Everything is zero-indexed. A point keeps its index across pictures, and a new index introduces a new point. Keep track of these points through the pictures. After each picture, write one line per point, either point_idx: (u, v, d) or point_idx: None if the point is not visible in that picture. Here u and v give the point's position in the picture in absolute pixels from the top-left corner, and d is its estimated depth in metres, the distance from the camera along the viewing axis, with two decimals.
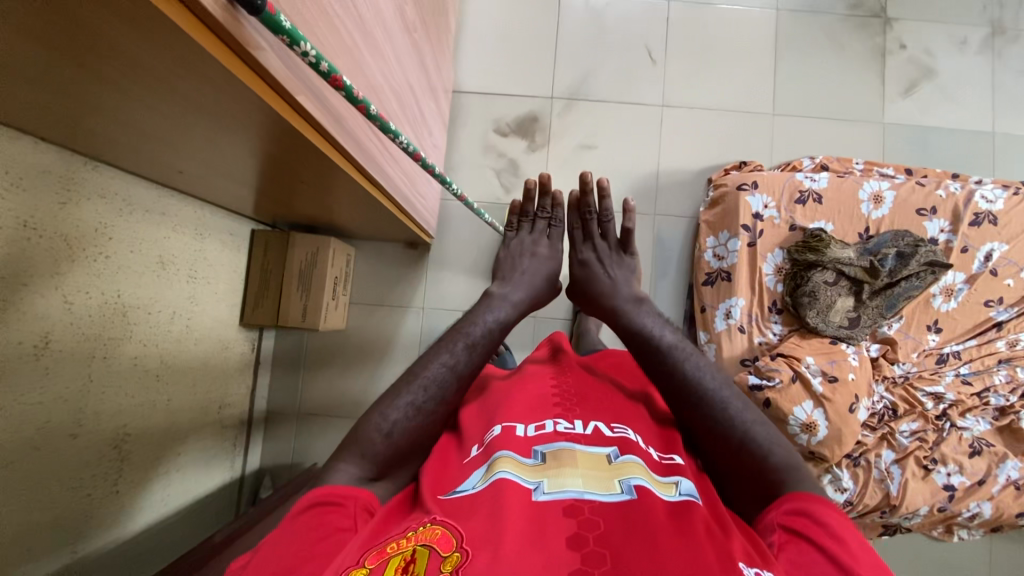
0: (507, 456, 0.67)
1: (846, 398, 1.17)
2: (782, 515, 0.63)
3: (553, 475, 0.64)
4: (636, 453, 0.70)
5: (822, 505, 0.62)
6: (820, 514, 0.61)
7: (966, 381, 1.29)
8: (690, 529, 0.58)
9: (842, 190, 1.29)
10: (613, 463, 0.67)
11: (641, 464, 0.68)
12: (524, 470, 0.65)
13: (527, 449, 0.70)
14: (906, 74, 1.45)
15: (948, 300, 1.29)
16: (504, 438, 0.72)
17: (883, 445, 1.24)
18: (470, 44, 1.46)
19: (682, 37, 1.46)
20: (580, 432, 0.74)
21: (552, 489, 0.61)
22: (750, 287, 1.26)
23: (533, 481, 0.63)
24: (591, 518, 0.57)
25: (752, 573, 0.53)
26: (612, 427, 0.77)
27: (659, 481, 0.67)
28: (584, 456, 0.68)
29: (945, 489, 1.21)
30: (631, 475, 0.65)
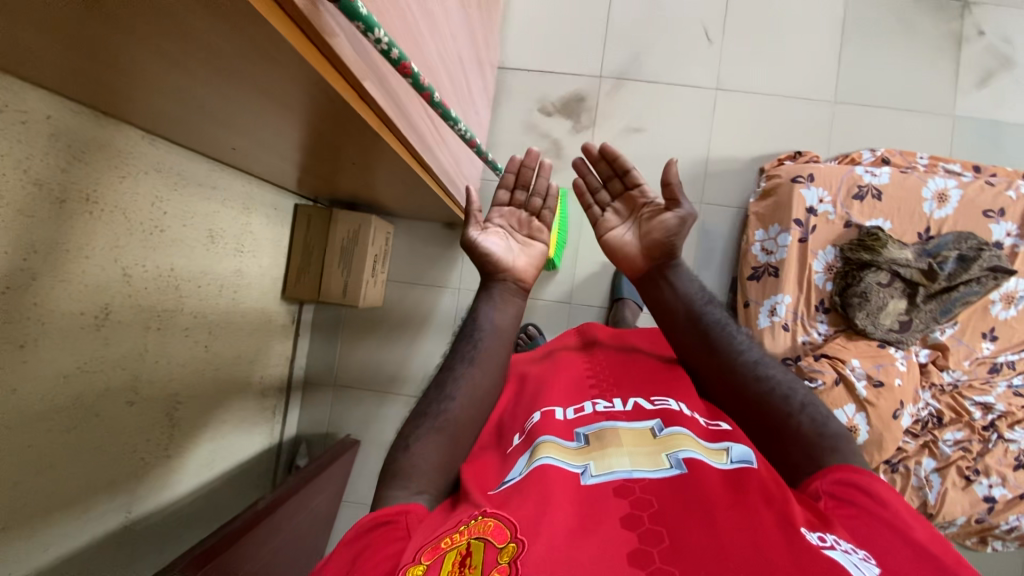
0: (548, 439, 0.68)
1: (890, 404, 1.14)
2: (825, 482, 0.63)
3: (599, 458, 0.64)
4: (683, 424, 0.70)
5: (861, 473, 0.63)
6: (862, 481, 0.62)
7: (1017, 392, 1.24)
8: (750, 495, 0.56)
9: (904, 187, 1.23)
10: (657, 438, 0.67)
11: (688, 434, 0.67)
12: (568, 453, 0.65)
13: (569, 432, 0.70)
14: (982, 63, 1.35)
15: (1008, 308, 1.23)
16: (545, 421, 0.72)
17: (924, 453, 1.21)
18: (517, 17, 1.41)
19: (740, 17, 1.38)
20: (623, 413, 0.74)
21: (601, 472, 0.62)
22: (798, 284, 1.22)
23: (580, 466, 0.63)
24: (644, 496, 0.56)
25: (818, 539, 0.51)
26: (652, 401, 0.76)
27: (707, 449, 0.66)
28: (628, 434, 0.68)
29: (985, 501, 1.19)
30: (677, 446, 0.65)
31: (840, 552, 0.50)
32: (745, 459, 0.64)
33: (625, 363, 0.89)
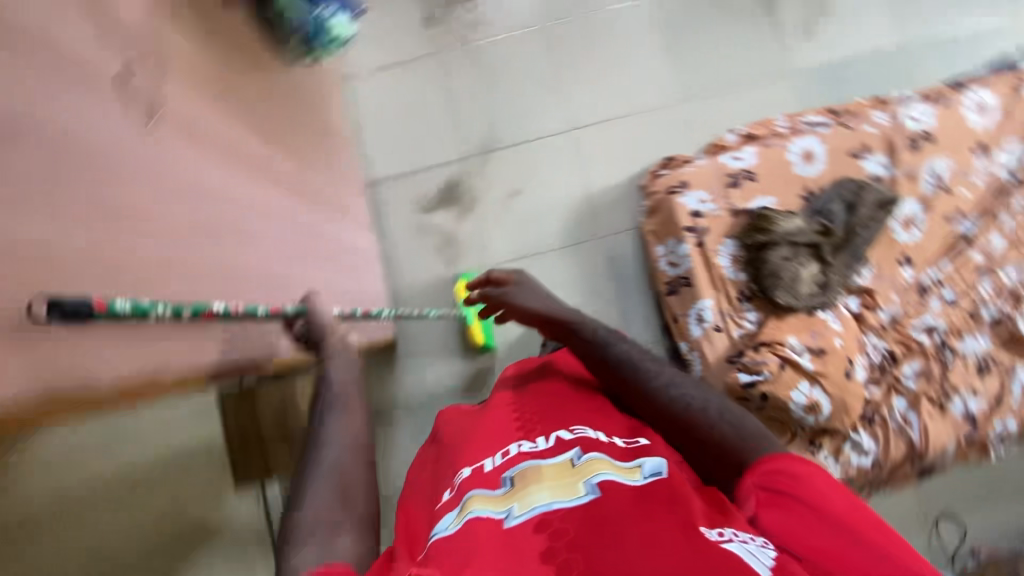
0: (476, 493, 0.67)
1: (839, 367, 1.17)
2: (761, 481, 0.69)
3: (521, 497, 0.64)
4: (602, 452, 0.72)
5: (788, 458, 0.69)
6: (791, 471, 0.67)
7: (953, 304, 1.26)
8: (652, 507, 0.61)
9: (772, 160, 1.26)
10: (576, 466, 0.68)
11: (603, 458, 0.70)
12: (493, 501, 0.65)
13: (495, 479, 0.69)
14: (799, 17, 1.42)
15: (910, 230, 1.27)
16: (473, 477, 0.71)
17: (892, 395, 1.22)
18: (369, 129, 1.42)
19: (571, 57, 1.43)
20: (549, 447, 0.74)
21: (528, 507, 0.62)
22: (713, 284, 1.24)
23: (504, 509, 0.63)
24: (563, 527, 0.58)
25: (717, 535, 0.58)
26: (573, 431, 0.77)
27: (620, 468, 0.68)
28: (550, 468, 0.68)
29: (965, 419, 1.22)
30: (592, 471, 0.66)
31: (738, 545, 0.58)
32: (657, 470, 0.68)
33: (551, 397, 0.88)
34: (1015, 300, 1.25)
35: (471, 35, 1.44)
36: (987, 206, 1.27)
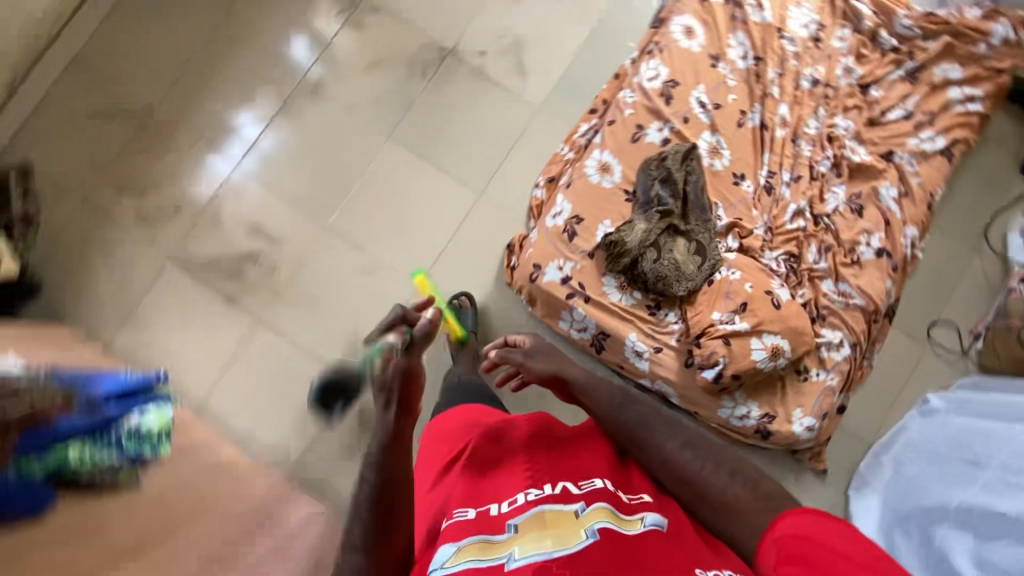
0: (473, 539, 0.60)
1: (766, 304, 1.20)
2: (777, 536, 0.56)
3: (523, 542, 0.58)
4: (610, 501, 0.63)
5: (811, 514, 0.56)
6: (808, 528, 0.54)
7: (797, 180, 1.34)
8: (644, 548, 0.56)
9: (583, 192, 1.31)
10: (579, 517, 0.61)
11: (608, 508, 0.62)
12: (490, 551, 0.58)
13: (500, 523, 0.62)
14: (509, 62, 1.48)
15: (721, 155, 1.34)
16: (476, 520, 0.63)
17: (818, 284, 1.28)
18: (253, 428, 1.34)
19: (367, 232, 1.43)
20: (556, 494, 0.65)
21: (525, 554, 0.56)
22: (624, 320, 1.26)
23: (501, 555, 0.57)
24: (560, 573, 0.53)
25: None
26: (579, 482, 0.67)
27: (621, 518, 0.61)
28: (548, 516, 0.61)
29: (881, 255, 1.28)
30: (592, 519, 0.60)
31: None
32: (658, 523, 0.61)
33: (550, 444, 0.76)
34: (833, 140, 1.35)
35: (274, 281, 1.41)
36: (755, 92, 1.36)
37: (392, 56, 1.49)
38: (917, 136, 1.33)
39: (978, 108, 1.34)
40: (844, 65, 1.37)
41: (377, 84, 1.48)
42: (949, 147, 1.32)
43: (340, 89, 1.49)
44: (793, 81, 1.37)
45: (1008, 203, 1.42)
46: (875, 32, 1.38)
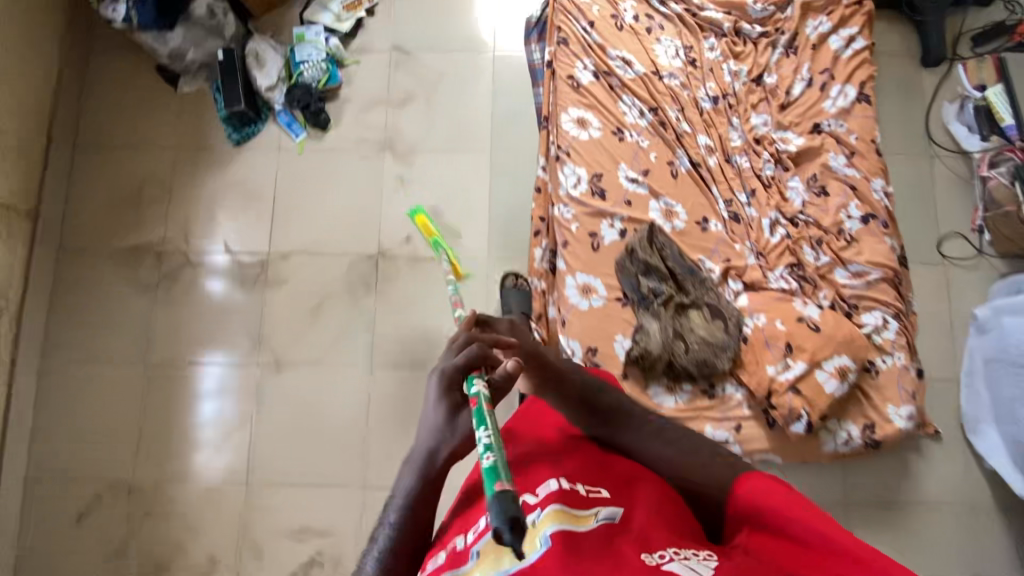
0: None
1: (807, 332, 1.18)
2: (738, 500, 0.61)
3: (483, 569, 0.57)
4: (565, 500, 0.62)
5: (766, 478, 0.61)
6: (768, 499, 0.59)
7: (754, 194, 1.33)
8: (591, 548, 0.57)
9: (581, 321, 1.25)
10: (536, 525, 0.60)
11: (564, 508, 0.61)
12: None
13: (465, 553, 0.61)
14: (436, 234, 1.44)
15: (677, 213, 1.32)
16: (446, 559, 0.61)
17: (832, 278, 1.26)
18: None
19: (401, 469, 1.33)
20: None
21: (486, 574, 0.57)
22: (692, 416, 1.20)
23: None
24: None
25: (658, 559, 0.57)
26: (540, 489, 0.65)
27: (575, 515, 0.61)
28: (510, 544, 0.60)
29: (867, 220, 1.27)
30: (550, 523, 0.60)
31: (677, 564, 0.56)
32: (610, 515, 0.62)
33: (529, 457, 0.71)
34: (760, 142, 1.35)
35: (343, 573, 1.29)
36: (669, 139, 1.35)
37: (327, 290, 1.43)
38: (830, 96, 1.34)
39: (864, 44, 1.35)
40: (729, 71, 1.37)
41: (329, 324, 1.41)
42: (861, 91, 1.33)
43: (298, 351, 1.40)
44: (696, 110, 1.37)
45: (931, 99, 1.45)
46: (739, 24, 1.38)
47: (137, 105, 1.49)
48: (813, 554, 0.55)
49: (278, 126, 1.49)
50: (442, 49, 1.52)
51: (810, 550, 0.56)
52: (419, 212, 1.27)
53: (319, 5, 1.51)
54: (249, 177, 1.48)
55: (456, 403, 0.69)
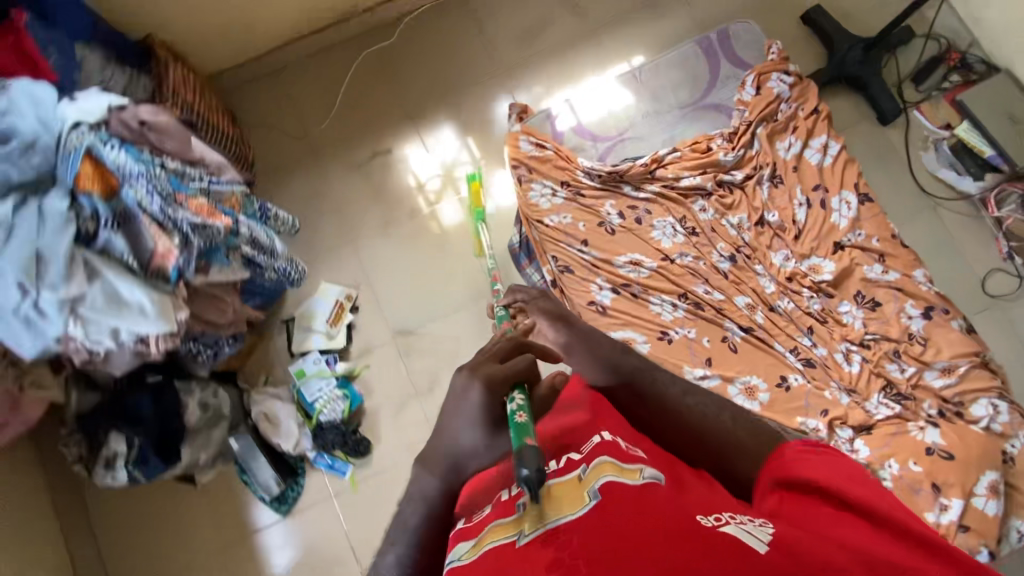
0: (487, 527, 0.56)
1: (944, 462, 1.17)
2: (797, 461, 0.58)
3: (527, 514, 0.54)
4: (609, 454, 0.58)
5: (813, 449, 0.59)
6: (825, 468, 0.57)
7: (815, 331, 1.30)
8: (647, 498, 0.52)
9: None
10: (584, 480, 0.56)
11: (609, 459, 0.57)
12: (500, 530, 0.54)
13: (510, 504, 0.57)
14: None
15: (757, 386, 1.28)
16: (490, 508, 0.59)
17: (927, 384, 1.25)
18: None
19: None
20: (560, 468, 0.59)
21: (534, 528, 0.52)
22: None
23: (511, 536, 0.53)
24: (570, 543, 0.49)
25: (713, 521, 0.50)
26: (581, 449, 0.62)
27: (623, 467, 0.56)
28: (554, 486, 0.56)
29: (928, 315, 1.28)
30: (597, 476, 0.55)
31: (740, 528, 0.49)
32: (655, 474, 0.56)
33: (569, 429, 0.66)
34: (793, 279, 1.33)
35: None
36: (713, 316, 1.31)
37: None
38: (834, 209, 1.33)
39: (838, 145, 1.36)
40: (731, 224, 1.35)
41: None
42: (860, 193, 1.33)
43: None
44: (720, 275, 1.33)
45: (906, 152, 1.47)
46: (718, 176, 1.35)
47: (168, 525, 1.34)
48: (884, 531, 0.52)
49: (319, 470, 1.36)
50: (441, 312, 1.43)
51: (871, 524, 0.53)
52: (475, 177, 1.41)
53: (303, 325, 1.39)
54: (312, 538, 1.33)
55: (495, 419, 0.68)
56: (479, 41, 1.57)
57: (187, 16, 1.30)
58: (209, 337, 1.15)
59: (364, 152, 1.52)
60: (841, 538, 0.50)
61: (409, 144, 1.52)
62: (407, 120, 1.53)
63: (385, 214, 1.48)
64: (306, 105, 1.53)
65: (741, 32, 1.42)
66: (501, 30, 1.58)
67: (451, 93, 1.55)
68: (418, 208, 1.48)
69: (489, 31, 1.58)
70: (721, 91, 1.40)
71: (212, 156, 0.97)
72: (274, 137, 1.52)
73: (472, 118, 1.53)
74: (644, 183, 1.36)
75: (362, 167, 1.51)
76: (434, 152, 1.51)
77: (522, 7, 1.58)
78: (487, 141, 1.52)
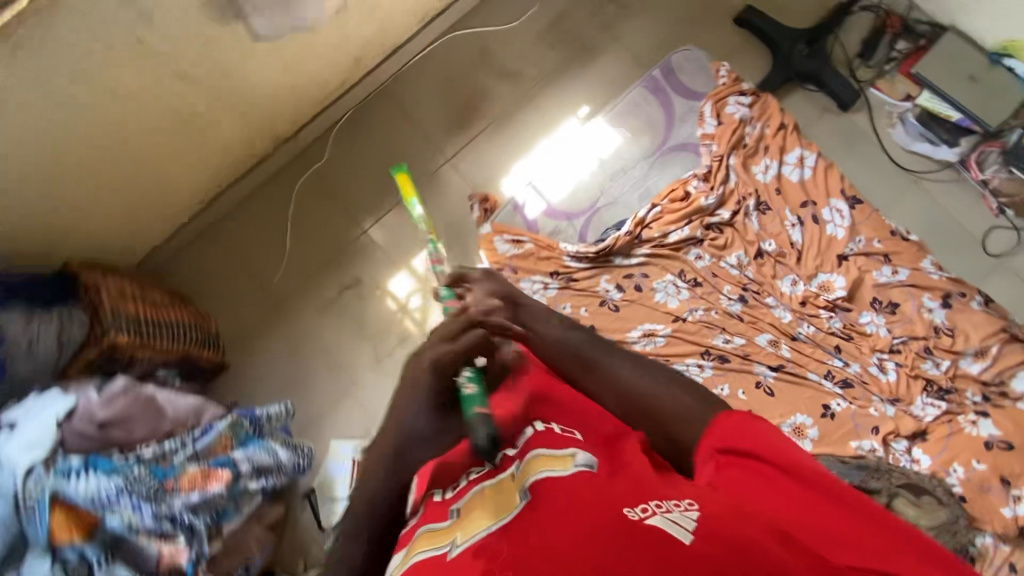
0: (422, 532, 0.59)
1: (1006, 453, 1.17)
2: (728, 427, 0.62)
3: (465, 526, 0.57)
4: (542, 450, 0.64)
5: (742, 416, 0.63)
6: (749, 429, 0.61)
7: (842, 350, 1.27)
8: (571, 493, 0.56)
9: None
10: (518, 480, 0.61)
11: (543, 453, 0.63)
12: (436, 538, 0.57)
13: (444, 511, 0.61)
14: None
15: (804, 423, 1.24)
16: (429, 509, 0.62)
17: (966, 373, 1.24)
18: None
19: None
20: (497, 467, 0.65)
21: (468, 536, 0.55)
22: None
23: (448, 545, 0.56)
24: (501, 547, 0.52)
25: (640, 513, 0.52)
26: (518, 441, 0.67)
27: (558, 460, 0.61)
28: (490, 495, 0.60)
29: (946, 303, 1.25)
30: (531, 474, 0.60)
31: (663, 516, 0.52)
32: (587, 459, 0.61)
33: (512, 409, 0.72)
34: (807, 302, 1.28)
35: None
36: (741, 365, 1.26)
37: None
38: (828, 221, 1.29)
39: (814, 154, 1.30)
40: (731, 264, 1.29)
41: None
42: (848, 197, 1.29)
43: None
44: (734, 319, 1.28)
45: (876, 133, 1.43)
46: (704, 218, 1.29)
47: None
48: (801, 487, 0.58)
49: None
50: None
51: (794, 481, 0.58)
52: (402, 170, 1.07)
53: (325, 495, 1.27)
54: None
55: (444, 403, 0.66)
56: (416, 137, 1.47)
57: (103, 221, 1.17)
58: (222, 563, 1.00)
59: (332, 287, 1.40)
60: (767, 515, 0.55)
61: (377, 268, 1.41)
62: (367, 243, 1.42)
63: (375, 349, 1.37)
64: (257, 257, 1.41)
65: (683, 61, 1.35)
66: (435, 119, 1.48)
67: (403, 200, 1.44)
68: (408, 333, 1.37)
69: (422, 123, 1.48)
70: (681, 129, 1.33)
71: (177, 407, 1.01)
72: (233, 300, 1.40)
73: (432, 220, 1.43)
74: (633, 249, 1.29)
75: (333, 306, 1.39)
76: (406, 267, 1.41)
77: (449, 88, 1.48)
78: (455, 242, 1.40)
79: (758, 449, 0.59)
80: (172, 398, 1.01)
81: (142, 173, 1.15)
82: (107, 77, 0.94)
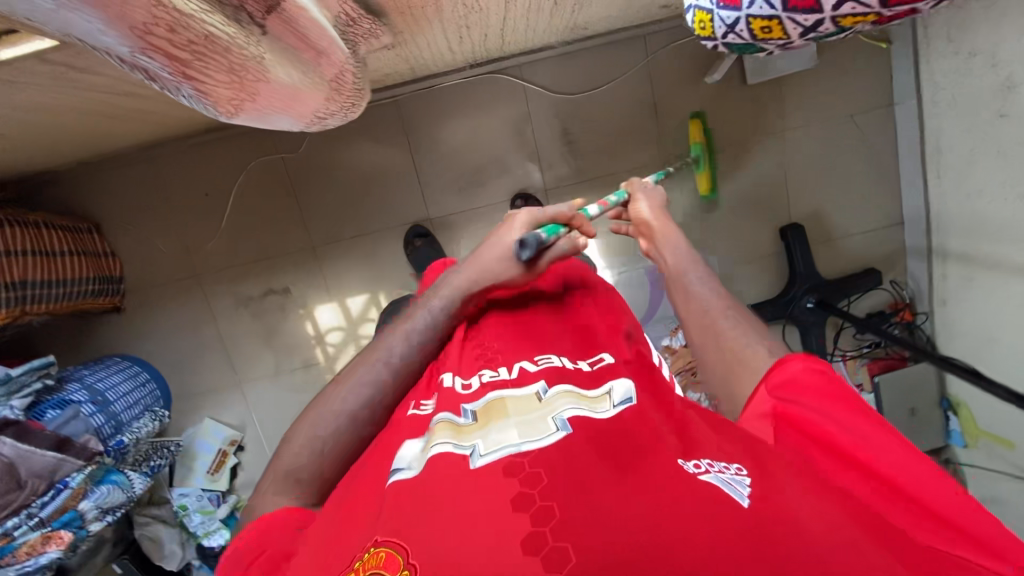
0: (438, 420, 0.48)
1: None
2: (805, 374, 0.48)
3: (487, 434, 0.44)
4: (575, 381, 0.52)
5: (811, 363, 0.49)
6: (816, 380, 0.47)
7: None
8: (627, 430, 0.43)
9: None
10: (544, 400, 0.48)
11: (569, 390, 0.50)
12: (454, 433, 0.45)
13: (457, 407, 0.50)
14: None
15: None
16: (438, 399, 0.52)
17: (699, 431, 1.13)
18: None
19: None
20: (511, 379, 0.53)
21: (495, 449, 0.42)
22: None
23: (468, 446, 0.43)
24: (535, 472, 0.37)
25: (694, 467, 0.38)
26: (536, 359, 0.56)
27: (588, 399, 0.49)
28: (510, 401, 0.49)
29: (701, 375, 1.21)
30: (560, 406, 0.47)
31: (718, 477, 0.37)
32: (628, 397, 0.49)
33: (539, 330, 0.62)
34: None
35: None
36: None
37: None
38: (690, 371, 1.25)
39: None
40: None
41: None
42: None
43: None
44: None
45: None
46: None
47: None
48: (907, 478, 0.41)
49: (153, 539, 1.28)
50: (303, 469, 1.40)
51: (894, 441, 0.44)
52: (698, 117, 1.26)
53: (183, 465, 1.34)
54: None
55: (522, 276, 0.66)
56: (406, 174, 1.29)
57: (20, 160, 1.01)
58: (112, 380, 1.14)
59: (258, 286, 1.32)
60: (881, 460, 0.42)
61: (310, 287, 1.32)
62: (301, 261, 1.31)
63: (277, 361, 1.35)
64: (187, 220, 1.28)
65: None
66: (438, 165, 1.29)
67: (366, 235, 1.31)
68: (315, 359, 1.35)
69: (421, 161, 1.28)
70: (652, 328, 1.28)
71: (30, 467, 0.89)
72: (148, 253, 1.29)
73: (384, 270, 1.33)
74: None
75: (253, 304, 1.33)
76: (337, 302, 1.33)
77: (473, 140, 1.28)
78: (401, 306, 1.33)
79: (828, 397, 0.46)
80: (28, 456, 0.88)
81: (65, 139, 0.95)
82: (41, 103, 0.73)
